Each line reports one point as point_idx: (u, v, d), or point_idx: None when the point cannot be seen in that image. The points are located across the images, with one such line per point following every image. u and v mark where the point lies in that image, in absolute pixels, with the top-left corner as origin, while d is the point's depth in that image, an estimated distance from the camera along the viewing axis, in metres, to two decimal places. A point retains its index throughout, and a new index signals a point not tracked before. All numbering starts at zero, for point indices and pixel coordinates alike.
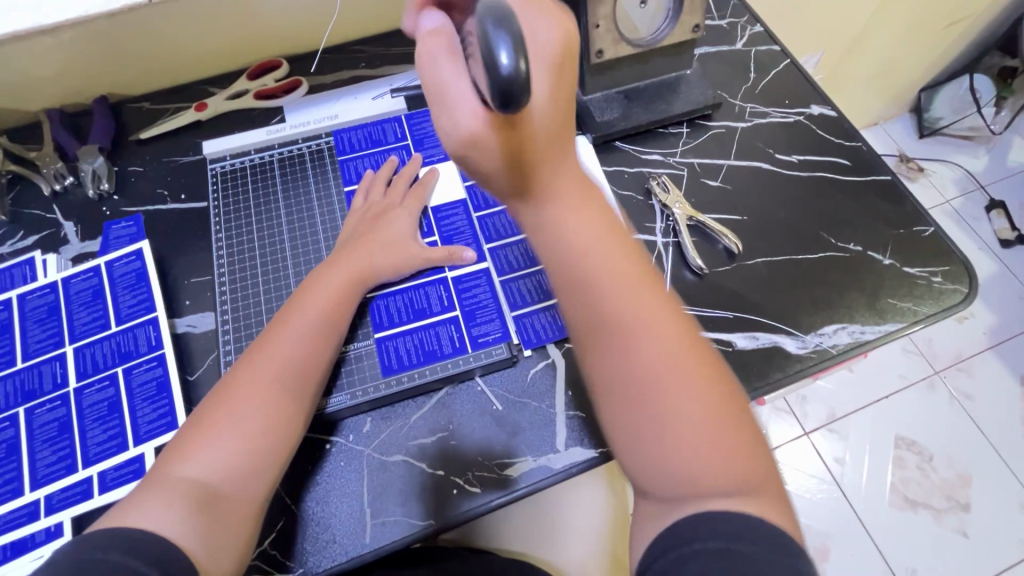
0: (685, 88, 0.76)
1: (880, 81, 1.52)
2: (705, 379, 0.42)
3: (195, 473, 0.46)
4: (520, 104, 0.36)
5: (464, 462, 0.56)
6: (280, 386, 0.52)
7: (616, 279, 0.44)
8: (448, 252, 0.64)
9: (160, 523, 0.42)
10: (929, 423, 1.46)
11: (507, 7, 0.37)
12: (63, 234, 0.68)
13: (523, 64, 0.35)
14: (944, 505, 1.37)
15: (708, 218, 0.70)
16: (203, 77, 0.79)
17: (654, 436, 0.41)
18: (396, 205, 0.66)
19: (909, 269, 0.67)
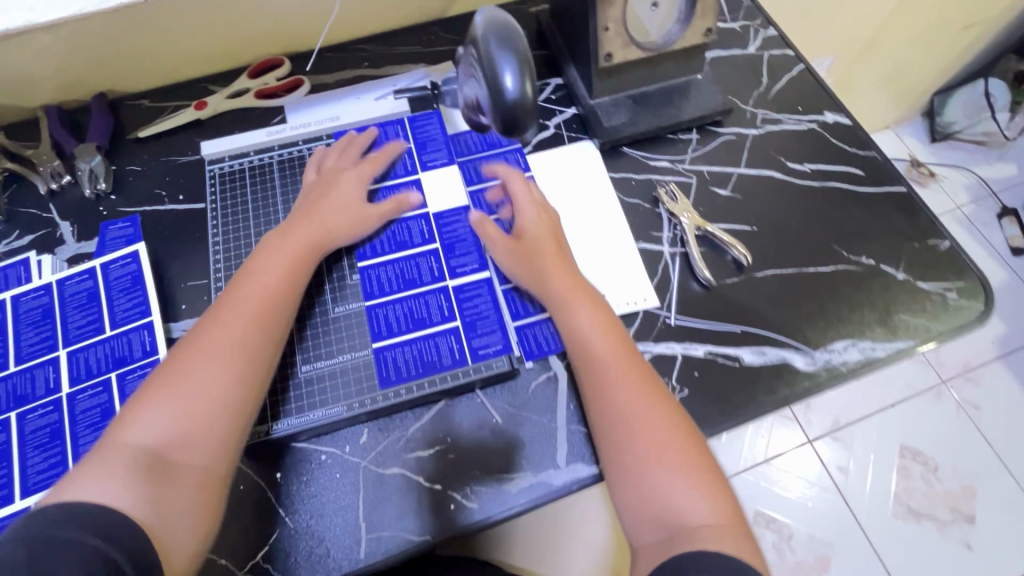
0: (696, 93, 0.74)
1: (893, 84, 1.49)
2: (670, 430, 0.52)
3: (139, 438, 0.46)
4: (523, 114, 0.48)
5: (463, 476, 0.55)
6: (227, 352, 0.51)
7: (606, 341, 0.56)
8: (397, 202, 0.65)
9: (109, 492, 0.43)
10: (935, 433, 1.44)
11: (511, 31, 0.47)
12: (59, 234, 0.67)
13: (526, 84, 0.47)
14: (948, 516, 1.36)
15: (716, 228, 0.68)
16: (203, 74, 0.78)
17: (630, 479, 0.50)
18: (347, 170, 0.66)
19: (923, 284, 0.65)
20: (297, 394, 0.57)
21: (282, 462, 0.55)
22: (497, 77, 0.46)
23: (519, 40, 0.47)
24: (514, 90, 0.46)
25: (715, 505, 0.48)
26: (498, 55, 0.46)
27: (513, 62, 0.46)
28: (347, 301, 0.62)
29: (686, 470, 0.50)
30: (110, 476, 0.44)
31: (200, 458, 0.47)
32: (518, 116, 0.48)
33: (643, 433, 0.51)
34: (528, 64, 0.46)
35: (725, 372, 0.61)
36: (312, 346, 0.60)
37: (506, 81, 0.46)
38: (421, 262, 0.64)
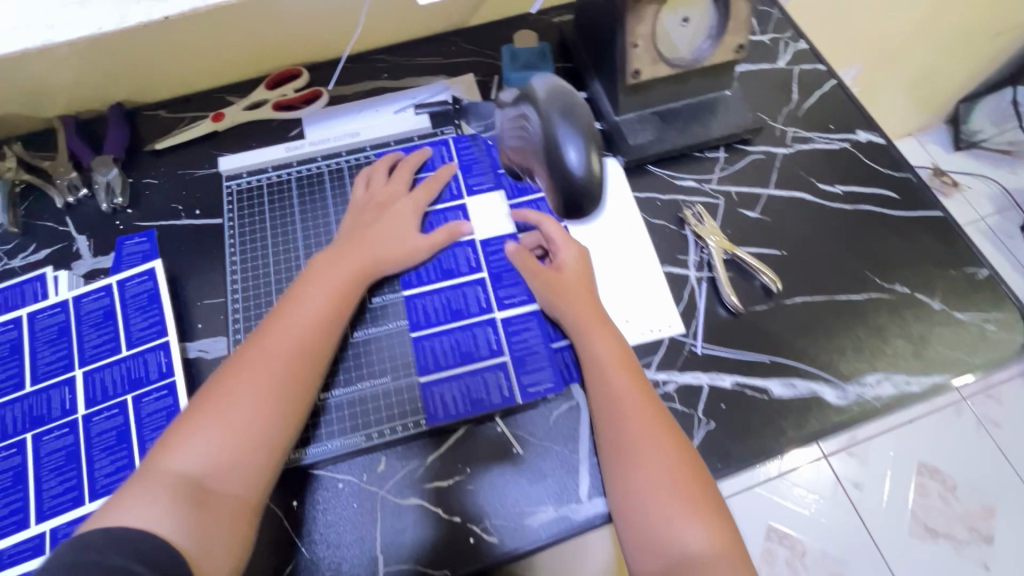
0: (725, 110, 0.72)
1: (918, 92, 1.44)
2: (686, 462, 0.50)
3: (182, 465, 0.45)
4: (588, 189, 0.48)
5: (481, 509, 0.54)
6: (273, 379, 0.51)
7: (620, 372, 0.55)
8: (449, 232, 0.64)
9: (151, 517, 0.42)
10: (954, 450, 1.40)
11: (574, 103, 0.47)
12: (76, 248, 0.66)
13: (591, 159, 0.47)
14: (966, 536, 1.31)
15: (744, 252, 0.66)
16: (221, 84, 0.76)
17: (630, 503, 0.49)
18: (400, 196, 0.66)
19: (960, 315, 0.63)
20: (324, 421, 0.57)
21: (299, 489, 0.54)
22: (564, 157, 0.47)
23: (583, 115, 0.48)
24: (581, 172, 0.47)
25: (717, 532, 0.47)
26: (565, 135, 0.46)
27: (580, 144, 0.47)
28: (382, 322, 0.61)
29: (687, 495, 0.48)
30: (153, 500, 0.43)
31: (242, 488, 0.47)
32: (583, 190, 0.48)
33: (646, 455, 0.50)
34: (594, 145, 0.47)
35: (753, 405, 0.59)
36: (346, 371, 0.59)
37: (574, 163, 0.47)
38: (468, 292, 0.62)
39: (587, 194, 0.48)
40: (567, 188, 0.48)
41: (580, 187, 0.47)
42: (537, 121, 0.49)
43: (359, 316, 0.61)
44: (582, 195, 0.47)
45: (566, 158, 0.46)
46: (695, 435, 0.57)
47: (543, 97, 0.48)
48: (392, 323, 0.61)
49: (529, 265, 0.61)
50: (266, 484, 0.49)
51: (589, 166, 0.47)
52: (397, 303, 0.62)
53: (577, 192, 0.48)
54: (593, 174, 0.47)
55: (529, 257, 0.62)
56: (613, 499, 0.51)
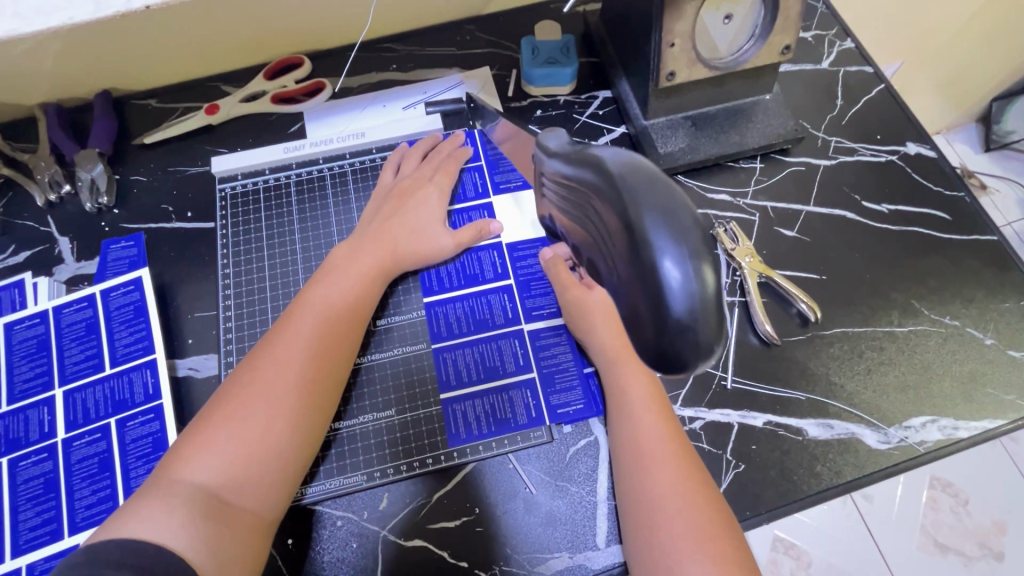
0: (763, 116, 0.65)
1: (949, 93, 1.28)
2: (717, 517, 0.45)
3: (194, 475, 0.40)
4: (691, 349, 0.28)
5: (490, 553, 0.50)
6: (292, 383, 0.46)
7: (652, 412, 0.50)
8: (476, 230, 0.59)
9: (164, 528, 0.37)
10: (992, 472, 1.14)
11: (673, 196, 0.28)
12: (58, 252, 0.61)
13: (702, 287, 0.27)
14: (976, 553, 1.07)
15: (781, 275, 0.61)
16: (215, 73, 0.70)
17: (652, 560, 0.44)
18: (426, 182, 0.61)
19: (1014, 352, 0.58)
20: (336, 451, 0.53)
21: (295, 528, 0.50)
22: (660, 297, 0.27)
23: (693, 219, 0.27)
24: (691, 320, 0.27)
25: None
26: (668, 265, 0.27)
27: (690, 275, 0.27)
28: (386, 348, 0.56)
29: (717, 553, 0.43)
30: (166, 510, 0.38)
31: (259, 502, 0.42)
32: (684, 343, 0.28)
33: (672, 510, 0.45)
34: (712, 276, 0.27)
35: (787, 447, 0.54)
36: (356, 399, 0.54)
37: (679, 304, 0.27)
38: (492, 301, 0.58)
39: (693, 353, 0.28)
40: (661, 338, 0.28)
41: (685, 346, 0.28)
42: (611, 212, 0.29)
43: (365, 339, 0.57)
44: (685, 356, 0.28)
45: (666, 299, 0.27)
46: (723, 479, 0.53)
47: (628, 182, 0.28)
48: (399, 348, 0.56)
49: (562, 278, 0.54)
50: (281, 498, 0.44)
51: (703, 314, 0.27)
52: (403, 326, 0.57)
53: (678, 347, 0.28)
54: (709, 320, 0.27)
55: (564, 268, 0.54)
56: (633, 556, 0.46)
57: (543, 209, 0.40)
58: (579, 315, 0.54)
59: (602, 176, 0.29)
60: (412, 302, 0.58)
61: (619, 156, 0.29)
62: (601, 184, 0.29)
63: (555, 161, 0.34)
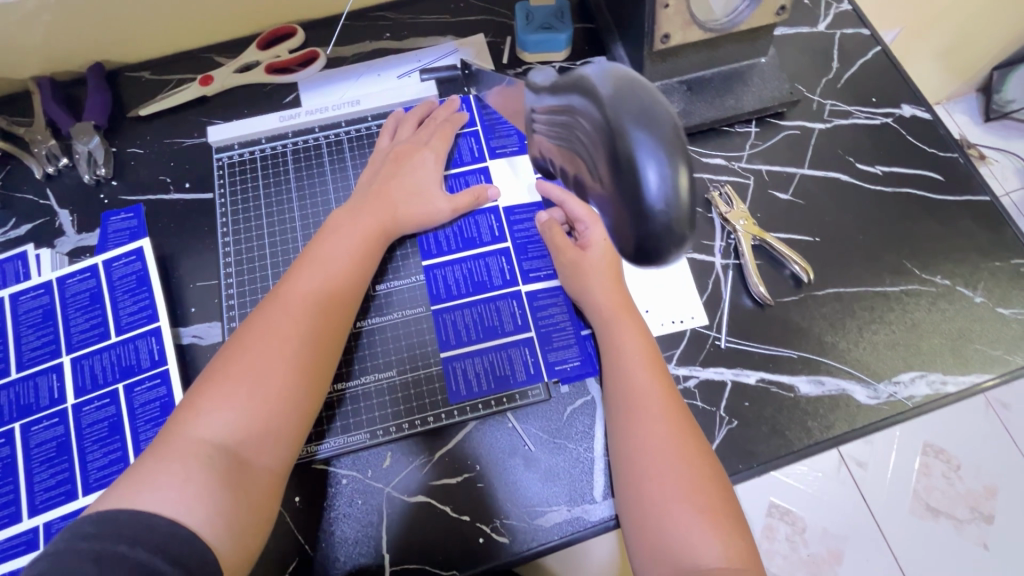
0: (758, 80, 0.65)
1: (949, 63, 1.26)
2: (706, 470, 0.46)
3: (211, 433, 0.41)
4: (672, 240, 0.30)
5: (492, 507, 0.52)
6: (305, 339, 0.46)
7: (646, 369, 0.51)
8: (474, 196, 0.59)
9: (180, 500, 0.37)
10: (989, 439, 1.14)
11: (645, 94, 0.29)
12: (58, 224, 0.62)
13: (677, 180, 0.29)
14: (967, 515, 1.07)
15: (775, 238, 0.61)
16: (207, 44, 0.70)
17: (644, 511, 0.46)
18: (423, 146, 0.61)
19: (1003, 310, 0.59)
20: (339, 412, 0.54)
21: (301, 486, 0.52)
22: (637, 189, 0.29)
23: (667, 117, 0.29)
24: (666, 207, 0.29)
25: (734, 547, 0.44)
26: (641, 158, 0.28)
27: (664, 165, 0.28)
28: (386, 312, 0.57)
29: (704, 504, 0.45)
30: (182, 480, 0.38)
31: (274, 458, 0.43)
32: (664, 233, 0.30)
33: (665, 465, 0.46)
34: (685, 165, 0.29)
35: (779, 403, 0.56)
36: (358, 361, 0.56)
37: (657, 197, 0.29)
38: (490, 263, 0.59)
39: (666, 241, 0.30)
40: (637, 227, 0.30)
41: (661, 238, 0.30)
42: (591, 123, 0.31)
43: (364, 305, 0.57)
44: (658, 243, 0.30)
45: (643, 189, 0.29)
46: (716, 435, 0.55)
47: (604, 87, 0.30)
48: (399, 312, 0.57)
49: (557, 241, 0.56)
50: (287, 454, 0.44)
51: (678, 201, 0.29)
52: (403, 291, 0.58)
53: (655, 236, 0.30)
54: (683, 211, 0.29)
55: (558, 231, 0.56)
56: (624, 509, 0.48)
57: (535, 145, 0.42)
58: (577, 273, 0.55)
59: (580, 88, 0.31)
60: (410, 267, 0.59)
61: (598, 70, 0.31)
62: (580, 96, 0.31)
63: (541, 91, 0.36)
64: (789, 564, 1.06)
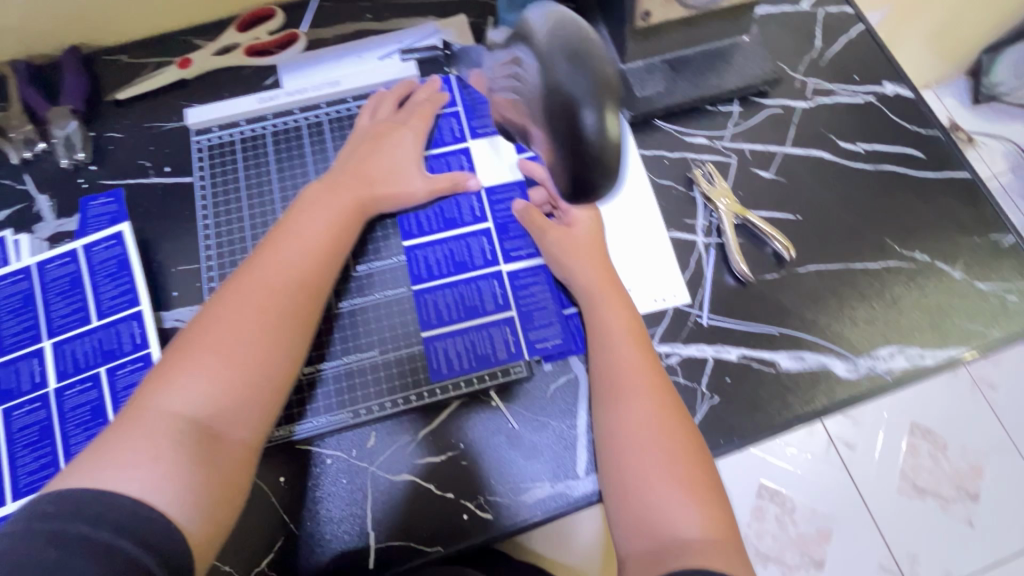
0: (740, 59, 0.65)
1: (941, 46, 1.21)
2: (684, 442, 0.47)
3: (183, 406, 0.41)
4: (604, 162, 0.40)
5: (475, 485, 0.52)
6: (281, 311, 0.47)
7: (631, 344, 0.51)
8: (451, 181, 0.59)
9: (148, 480, 0.37)
10: (974, 419, 1.10)
11: (579, 41, 0.38)
12: (37, 210, 0.61)
13: (603, 114, 0.38)
14: (953, 494, 1.06)
15: (757, 216, 0.62)
16: (185, 25, 0.68)
17: (624, 483, 0.47)
18: (402, 125, 0.61)
19: (981, 285, 0.60)
20: (320, 391, 0.54)
21: (285, 466, 0.52)
22: (572, 114, 0.38)
23: (596, 59, 0.38)
24: (595, 131, 0.39)
25: (712, 519, 0.44)
26: (573, 87, 0.38)
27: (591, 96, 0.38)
28: (367, 292, 0.57)
29: (682, 476, 0.45)
30: (150, 459, 0.38)
31: (247, 433, 0.43)
32: (594, 163, 0.40)
33: (643, 437, 0.47)
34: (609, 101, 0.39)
35: (759, 379, 0.56)
36: (339, 341, 0.56)
37: (587, 129, 0.39)
38: (471, 243, 0.59)
39: (600, 163, 0.39)
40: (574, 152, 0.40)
41: (594, 163, 0.40)
42: (539, 68, 0.39)
43: (344, 285, 0.57)
44: (592, 164, 0.39)
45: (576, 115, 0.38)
46: (697, 411, 0.55)
47: (547, 37, 0.39)
48: (381, 292, 0.57)
49: (537, 222, 0.57)
50: (261, 430, 0.44)
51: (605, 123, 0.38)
52: (384, 271, 0.58)
53: (589, 155, 0.39)
54: (610, 136, 0.39)
55: (538, 214, 0.57)
56: (604, 483, 0.48)
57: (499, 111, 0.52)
58: (563, 252, 0.56)
59: (530, 40, 0.40)
60: (392, 248, 0.59)
61: (544, 22, 0.40)
62: (526, 45, 0.40)
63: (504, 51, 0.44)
64: (778, 544, 1.04)
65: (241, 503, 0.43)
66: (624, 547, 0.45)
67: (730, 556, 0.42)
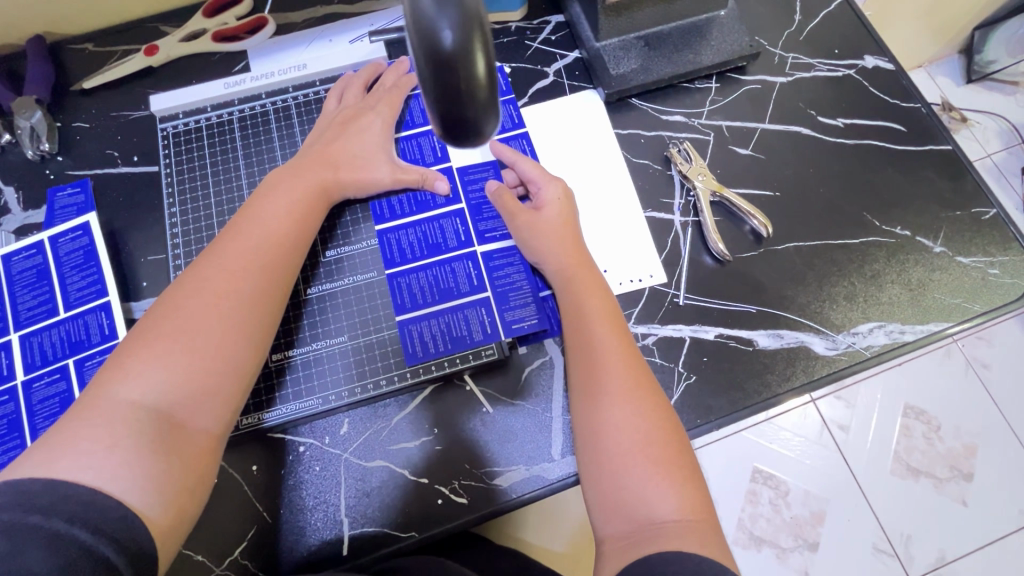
0: (717, 33, 0.64)
1: (938, 24, 1.15)
2: (659, 423, 0.46)
3: (141, 395, 0.40)
4: (476, 119, 0.25)
5: (451, 470, 0.52)
6: (242, 298, 0.46)
7: (605, 324, 0.50)
8: (421, 175, 0.58)
9: (103, 470, 0.37)
10: (968, 400, 1.08)
11: None
12: (3, 202, 0.60)
13: (475, 41, 0.24)
14: (946, 474, 1.03)
15: (734, 193, 0.60)
16: (151, 12, 0.67)
17: (599, 465, 0.46)
18: (370, 110, 0.60)
19: (963, 259, 0.59)
20: (289, 379, 0.53)
21: (259, 455, 0.52)
22: (429, 40, 0.24)
23: None
24: (462, 58, 0.24)
25: (688, 499, 0.43)
26: (432, 5, 0.24)
27: (456, 10, 0.24)
28: (337, 278, 0.56)
29: (657, 457, 0.44)
30: (107, 448, 0.37)
31: (210, 421, 0.43)
32: (461, 108, 0.25)
33: (619, 420, 0.46)
34: (482, 17, 0.25)
35: (737, 358, 0.56)
36: (308, 327, 0.55)
37: (450, 56, 0.24)
38: (445, 225, 0.58)
39: (472, 98, 0.25)
40: (437, 84, 0.24)
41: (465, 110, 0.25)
42: None
43: (314, 271, 0.57)
44: (464, 107, 0.24)
45: (435, 37, 0.24)
46: (674, 391, 0.55)
47: None
48: (351, 277, 0.56)
49: (509, 206, 0.56)
50: (224, 420, 0.44)
51: (476, 54, 0.24)
52: (355, 256, 0.57)
53: (458, 95, 0.24)
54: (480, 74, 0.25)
55: (510, 197, 0.56)
56: (580, 465, 0.48)
57: None
58: (536, 235, 0.55)
59: None
60: (362, 233, 0.58)
61: None
62: None
63: None
64: (772, 527, 1.03)
65: (205, 492, 0.43)
66: (602, 532, 0.44)
67: (706, 536, 0.41)
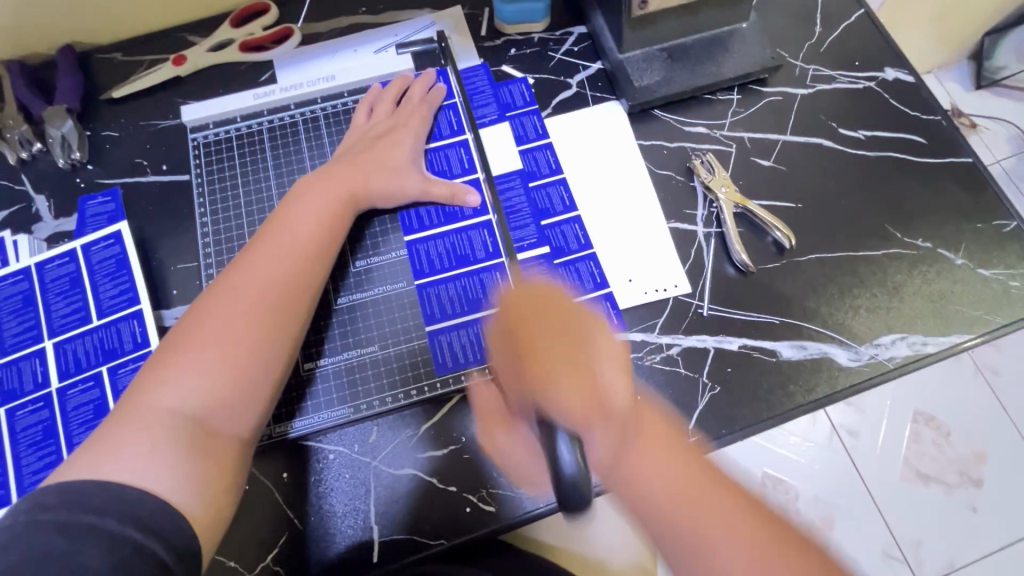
0: (739, 45, 0.64)
1: (949, 31, 1.15)
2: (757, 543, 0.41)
3: (178, 402, 0.41)
4: None
5: (477, 478, 0.52)
6: (271, 305, 0.47)
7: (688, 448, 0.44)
8: (450, 191, 0.59)
9: (145, 475, 0.38)
10: (978, 406, 1.08)
11: None
12: (35, 210, 0.61)
13: None
14: (955, 479, 1.03)
15: (756, 205, 0.61)
16: (180, 23, 0.68)
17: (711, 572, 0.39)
18: (402, 125, 0.61)
19: (984, 271, 0.60)
20: (320, 387, 0.54)
21: (289, 462, 0.52)
22: None
23: None
24: None
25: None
26: None
27: None
28: (368, 287, 0.57)
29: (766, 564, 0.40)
30: (148, 453, 0.38)
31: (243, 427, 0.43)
32: None
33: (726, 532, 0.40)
34: None
35: (761, 368, 0.56)
36: (338, 337, 0.56)
37: None
38: (473, 236, 0.59)
39: None
40: None
41: None
42: None
43: (343, 281, 0.57)
44: None
45: None
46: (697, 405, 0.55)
47: None
48: (380, 287, 0.57)
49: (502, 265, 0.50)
50: (256, 425, 0.44)
51: None
52: (384, 266, 0.58)
53: None
54: None
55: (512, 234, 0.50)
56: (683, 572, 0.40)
57: None
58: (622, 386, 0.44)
59: None
60: (391, 243, 0.59)
61: None
62: None
63: None
64: None
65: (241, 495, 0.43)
66: None
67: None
